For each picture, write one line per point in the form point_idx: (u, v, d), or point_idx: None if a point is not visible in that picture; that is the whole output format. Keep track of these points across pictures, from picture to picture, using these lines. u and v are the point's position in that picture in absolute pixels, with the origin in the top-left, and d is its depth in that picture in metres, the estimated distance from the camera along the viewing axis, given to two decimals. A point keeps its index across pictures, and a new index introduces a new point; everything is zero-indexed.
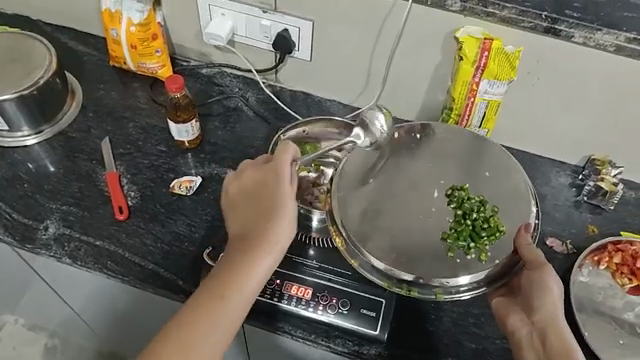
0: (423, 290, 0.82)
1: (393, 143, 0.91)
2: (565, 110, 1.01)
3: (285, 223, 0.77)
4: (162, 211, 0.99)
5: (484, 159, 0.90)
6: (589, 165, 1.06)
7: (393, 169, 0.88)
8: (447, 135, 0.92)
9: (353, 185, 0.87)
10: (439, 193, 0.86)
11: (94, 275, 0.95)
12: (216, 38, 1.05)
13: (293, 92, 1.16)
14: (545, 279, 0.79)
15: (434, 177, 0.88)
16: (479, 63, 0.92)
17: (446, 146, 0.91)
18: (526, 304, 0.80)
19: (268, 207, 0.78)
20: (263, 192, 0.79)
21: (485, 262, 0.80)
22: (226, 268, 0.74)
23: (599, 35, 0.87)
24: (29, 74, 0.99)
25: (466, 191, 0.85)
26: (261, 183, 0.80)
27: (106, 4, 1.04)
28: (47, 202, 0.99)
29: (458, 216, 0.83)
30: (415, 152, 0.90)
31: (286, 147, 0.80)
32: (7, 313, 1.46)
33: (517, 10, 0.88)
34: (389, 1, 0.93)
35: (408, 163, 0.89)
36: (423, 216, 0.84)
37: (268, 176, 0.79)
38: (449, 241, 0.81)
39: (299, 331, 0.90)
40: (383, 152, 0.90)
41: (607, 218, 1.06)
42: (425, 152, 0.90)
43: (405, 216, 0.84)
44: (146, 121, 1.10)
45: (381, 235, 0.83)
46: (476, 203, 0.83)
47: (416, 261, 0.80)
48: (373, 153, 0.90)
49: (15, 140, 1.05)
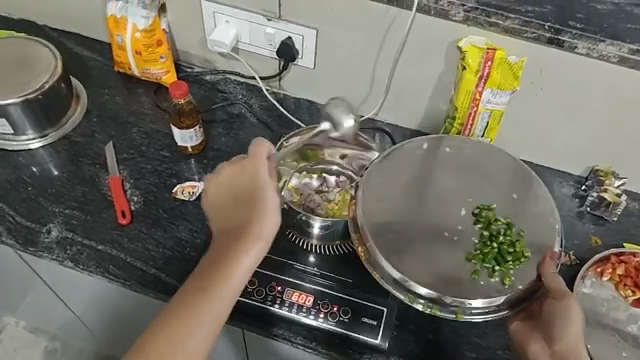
0: (444, 309, 0.79)
1: (422, 157, 0.90)
2: (569, 120, 1.01)
3: (267, 214, 0.78)
4: (164, 216, 1.00)
5: (512, 181, 0.89)
6: (592, 176, 1.06)
7: (419, 182, 0.87)
8: (474, 153, 0.91)
9: (376, 196, 0.85)
10: (465, 211, 0.85)
11: (96, 279, 0.95)
12: (220, 45, 1.06)
13: (297, 99, 1.16)
14: (568, 309, 0.76)
15: (462, 194, 0.86)
16: (482, 73, 0.92)
17: (475, 163, 0.90)
18: (548, 333, 0.77)
19: (250, 199, 0.79)
20: (243, 187, 0.81)
21: (508, 287, 0.78)
22: (211, 262, 0.74)
23: (602, 46, 0.87)
24: (35, 78, 1.00)
25: (493, 211, 0.85)
26: (239, 178, 0.81)
27: (112, 11, 1.05)
28: (50, 206, 1.00)
29: (484, 238, 0.82)
30: (441, 167, 0.89)
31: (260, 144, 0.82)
32: (8, 316, 1.46)
33: (520, 20, 0.88)
34: (392, 9, 0.94)
35: (432, 176, 0.88)
36: (449, 235, 0.82)
37: (246, 170, 0.81)
38: (474, 263, 0.80)
39: (299, 338, 0.89)
40: (406, 163, 0.89)
41: (611, 229, 1.06)
42: (451, 166, 0.89)
43: (428, 233, 0.82)
44: (150, 126, 1.11)
45: (406, 250, 0.81)
46: (503, 225, 0.82)
47: (435, 279, 0.78)
48: (397, 165, 0.89)
49: (20, 144, 1.06)
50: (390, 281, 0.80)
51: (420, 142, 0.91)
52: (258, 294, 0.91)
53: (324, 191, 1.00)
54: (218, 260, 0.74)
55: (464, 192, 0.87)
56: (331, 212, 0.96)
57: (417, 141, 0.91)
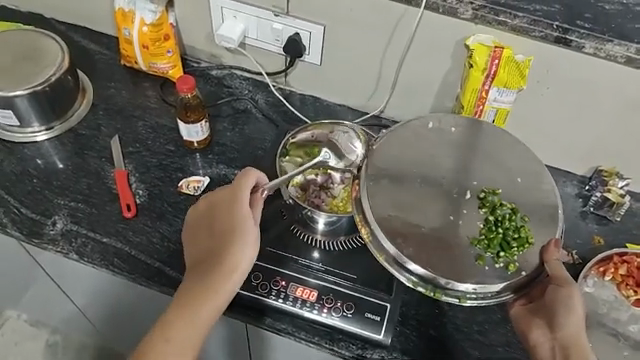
0: (448, 292, 0.78)
1: (424, 133, 0.88)
2: (573, 120, 1.01)
3: (245, 244, 0.79)
4: (169, 210, 1.00)
5: (516, 161, 0.88)
6: (596, 176, 1.07)
7: (423, 161, 0.86)
8: (478, 134, 0.89)
9: (382, 176, 0.83)
10: (471, 194, 0.83)
11: (100, 272, 0.95)
12: (228, 40, 1.06)
13: (302, 95, 1.16)
14: (571, 298, 0.79)
15: (466, 174, 0.85)
16: (489, 71, 0.92)
17: (479, 142, 0.89)
18: (550, 319, 0.81)
19: (228, 228, 0.81)
20: (222, 216, 0.82)
21: (512, 273, 0.77)
22: (189, 292, 0.78)
23: (610, 46, 0.87)
24: (42, 71, 1.00)
25: (499, 196, 0.83)
26: (222, 207, 0.82)
27: (120, 4, 1.05)
28: (55, 198, 1.00)
29: (489, 223, 0.80)
30: (447, 145, 0.88)
31: (248, 174, 0.83)
32: (9, 309, 1.46)
33: (529, 19, 0.88)
34: (400, 7, 0.94)
35: (436, 157, 0.86)
36: (454, 218, 0.81)
37: (227, 199, 0.82)
38: (478, 248, 0.79)
39: (302, 333, 0.90)
40: (413, 143, 0.87)
41: (613, 229, 1.06)
42: (456, 146, 0.88)
43: (431, 216, 0.81)
44: (156, 120, 1.11)
45: (409, 231, 0.79)
46: (509, 211, 0.81)
47: (438, 259, 0.78)
48: (400, 145, 0.87)
49: (26, 136, 1.06)
50: (393, 264, 0.79)
51: (426, 122, 0.90)
52: (262, 288, 0.91)
53: (329, 187, 0.98)
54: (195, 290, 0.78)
55: (469, 174, 0.85)
56: (336, 208, 0.95)
57: (422, 120, 0.90)
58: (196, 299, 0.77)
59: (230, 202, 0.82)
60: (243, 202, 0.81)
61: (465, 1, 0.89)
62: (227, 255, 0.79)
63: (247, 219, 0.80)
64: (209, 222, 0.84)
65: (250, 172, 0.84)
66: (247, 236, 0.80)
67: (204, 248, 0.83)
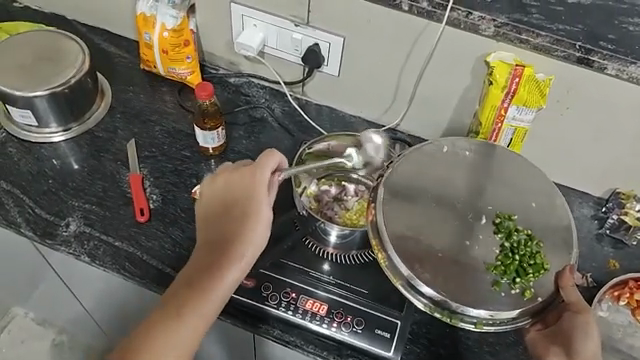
0: (465, 319, 0.77)
1: (439, 155, 0.87)
2: (592, 141, 1.00)
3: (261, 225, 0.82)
4: (182, 216, 1.00)
5: (534, 187, 0.87)
6: (613, 197, 1.05)
7: (441, 183, 0.85)
8: (490, 157, 0.89)
9: (396, 196, 0.82)
10: (486, 219, 0.82)
11: (111, 275, 0.95)
12: (247, 48, 1.06)
13: (319, 105, 1.16)
14: (588, 323, 0.78)
15: (481, 200, 0.84)
16: (509, 89, 0.92)
17: (497, 165, 0.88)
18: (567, 346, 0.79)
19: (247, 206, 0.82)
20: (236, 197, 0.84)
21: (529, 299, 0.77)
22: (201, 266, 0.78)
23: (632, 68, 0.86)
24: (62, 71, 1.01)
25: (514, 221, 0.82)
26: (243, 183, 0.84)
27: (142, 9, 1.06)
28: (70, 200, 1.00)
29: (506, 249, 0.79)
30: (463, 168, 0.87)
31: (271, 156, 0.85)
32: (17, 306, 1.46)
33: (551, 38, 0.88)
34: (422, 21, 0.93)
35: (452, 181, 0.85)
36: (468, 243, 0.80)
37: (243, 182, 0.84)
38: (495, 274, 0.78)
39: (310, 347, 0.89)
40: (426, 165, 0.86)
41: (629, 253, 1.04)
42: (474, 170, 0.87)
43: (441, 238, 0.80)
44: (173, 125, 1.11)
45: (425, 256, 0.78)
46: (525, 236, 0.81)
47: (455, 286, 0.77)
48: (419, 166, 0.86)
49: (43, 136, 1.07)
50: (408, 286, 0.78)
51: (438, 144, 0.88)
52: (272, 299, 0.90)
53: (344, 199, 0.99)
54: (207, 265, 0.78)
55: (485, 197, 0.84)
56: (349, 222, 0.95)
57: (437, 142, 0.89)
58: (210, 275, 0.77)
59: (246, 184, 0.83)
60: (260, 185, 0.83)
61: (487, 18, 0.88)
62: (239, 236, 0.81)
63: (263, 205, 0.82)
64: (223, 200, 0.84)
65: (273, 154, 0.85)
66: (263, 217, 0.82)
67: (214, 226, 0.83)
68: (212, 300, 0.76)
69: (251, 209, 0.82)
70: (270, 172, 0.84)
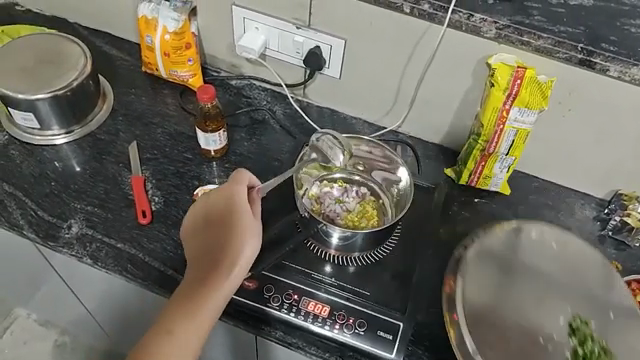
0: None
1: (534, 249, 0.86)
2: (594, 143, 1.00)
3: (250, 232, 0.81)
4: (184, 218, 1.00)
5: (611, 298, 0.82)
6: (616, 199, 1.05)
7: (521, 273, 0.83)
8: (574, 254, 0.85)
9: (479, 261, 0.84)
10: (564, 320, 0.79)
11: (113, 277, 0.95)
12: (249, 51, 1.06)
13: (320, 107, 1.16)
14: None
15: (558, 298, 0.81)
16: (511, 91, 0.91)
17: (580, 260, 0.85)
18: None
19: (229, 220, 0.82)
20: (219, 210, 0.84)
21: None
22: (193, 280, 0.78)
23: (635, 70, 0.86)
24: (64, 74, 1.01)
25: (590, 328, 0.78)
26: (221, 201, 0.84)
27: (143, 12, 1.06)
28: (72, 202, 1.00)
29: (577, 355, 0.75)
30: (545, 263, 0.84)
31: (242, 174, 0.86)
32: (20, 308, 1.46)
33: (553, 40, 0.88)
34: (423, 23, 0.94)
35: (536, 318, 0.79)
36: (543, 339, 0.77)
37: (223, 196, 0.84)
38: None
39: (312, 348, 0.89)
40: (498, 245, 0.86)
41: (632, 255, 1.04)
42: (556, 270, 0.84)
43: (518, 323, 0.78)
44: (175, 128, 1.11)
45: (495, 340, 0.77)
46: (599, 348, 0.76)
47: None
48: (506, 256, 0.85)
49: (45, 138, 1.07)
50: None
51: (525, 229, 0.87)
52: (274, 301, 0.90)
53: (345, 201, 0.99)
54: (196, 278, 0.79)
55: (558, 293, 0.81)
56: (351, 223, 0.96)
57: (527, 226, 0.88)
58: (202, 287, 0.77)
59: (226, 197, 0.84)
60: (238, 197, 0.83)
61: (489, 20, 0.89)
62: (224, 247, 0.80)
63: (243, 213, 0.82)
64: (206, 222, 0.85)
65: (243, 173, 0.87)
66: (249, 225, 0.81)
67: (202, 246, 0.84)
68: (208, 310, 0.75)
69: (235, 219, 0.81)
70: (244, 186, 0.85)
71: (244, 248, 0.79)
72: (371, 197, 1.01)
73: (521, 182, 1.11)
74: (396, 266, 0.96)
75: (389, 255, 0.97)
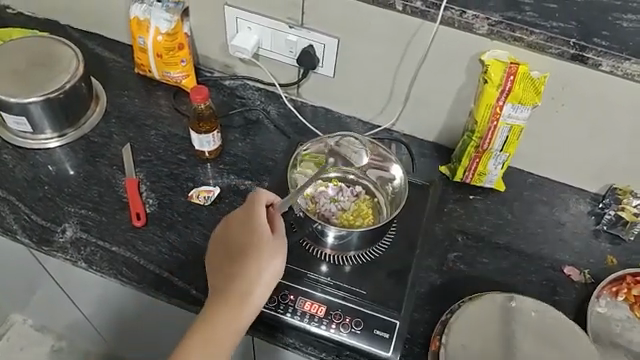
0: None
1: (511, 315, 0.85)
2: (588, 138, 1.00)
3: (271, 258, 0.81)
4: (178, 219, 0.99)
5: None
6: (610, 193, 1.05)
7: (502, 338, 0.83)
8: (555, 323, 0.84)
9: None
10: None
11: (108, 280, 0.95)
12: (241, 50, 1.06)
13: (314, 107, 1.16)
14: None
15: None
16: (504, 87, 0.91)
17: (559, 328, 0.84)
18: None
19: (250, 243, 0.82)
20: (240, 230, 0.84)
21: None
22: (214, 302, 0.80)
23: (627, 64, 0.86)
24: (56, 77, 1.01)
25: None
26: (243, 222, 0.84)
27: (135, 13, 1.05)
28: (66, 206, 1.00)
29: None
30: (527, 329, 0.84)
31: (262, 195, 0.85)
32: (16, 313, 1.46)
33: (546, 36, 0.88)
34: (415, 20, 0.93)
35: None
36: None
37: (244, 217, 0.84)
38: None
39: (309, 348, 0.89)
40: (480, 322, 0.84)
41: (627, 249, 1.04)
42: (533, 336, 0.83)
43: None
44: (168, 129, 1.11)
45: None
46: None
47: None
48: (483, 325, 0.84)
49: (38, 142, 1.06)
50: None
51: (508, 298, 0.87)
52: (270, 302, 0.90)
53: (340, 200, 0.99)
54: (218, 299, 0.80)
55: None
56: (347, 223, 0.96)
57: (507, 294, 0.87)
58: (226, 308, 0.79)
59: (248, 217, 0.84)
60: (261, 217, 0.83)
61: (481, 16, 0.88)
62: (247, 267, 0.81)
63: (267, 234, 0.82)
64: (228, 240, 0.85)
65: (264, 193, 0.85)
66: (271, 250, 0.82)
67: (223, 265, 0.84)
68: (228, 334, 0.78)
69: (258, 240, 0.82)
70: (266, 207, 0.84)
71: (270, 270, 0.81)
72: (366, 196, 1.00)
73: (516, 178, 1.11)
74: (392, 264, 0.96)
75: (385, 253, 0.97)
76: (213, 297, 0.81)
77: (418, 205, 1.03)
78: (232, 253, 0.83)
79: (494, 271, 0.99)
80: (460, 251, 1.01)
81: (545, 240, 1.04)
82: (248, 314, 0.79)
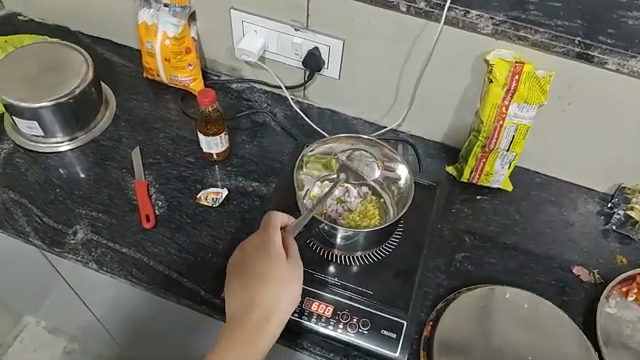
0: None
1: (503, 304, 0.91)
2: (595, 138, 1.00)
3: (287, 283, 0.82)
4: (187, 221, 1.00)
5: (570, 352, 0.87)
6: (619, 192, 1.05)
7: (494, 325, 0.89)
8: (547, 315, 0.90)
9: (443, 349, 0.87)
10: None
11: (118, 281, 0.96)
12: (248, 53, 1.07)
13: (321, 109, 1.17)
14: None
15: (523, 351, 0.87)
16: (509, 86, 0.92)
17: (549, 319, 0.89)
18: None
19: (266, 268, 0.82)
20: (255, 255, 0.84)
21: None
22: (231, 329, 0.80)
23: (633, 62, 0.86)
24: (66, 82, 1.03)
25: None
26: (258, 247, 0.85)
27: (143, 18, 1.07)
28: (77, 208, 1.01)
29: None
30: (517, 317, 0.90)
31: (277, 219, 0.86)
32: (29, 315, 1.48)
33: (550, 34, 0.88)
34: (420, 21, 0.94)
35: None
36: None
37: (259, 241, 0.85)
38: None
39: (317, 348, 0.89)
40: (475, 312, 0.90)
41: (637, 249, 1.03)
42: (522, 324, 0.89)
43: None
44: (177, 132, 1.12)
45: None
46: None
47: None
48: (476, 314, 0.90)
49: (49, 146, 1.08)
50: None
51: (502, 291, 0.92)
52: None
53: (347, 200, 0.99)
54: (234, 326, 0.80)
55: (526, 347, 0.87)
56: (353, 223, 0.96)
57: (501, 287, 0.92)
58: (244, 335, 0.79)
59: (263, 242, 0.84)
60: (277, 242, 0.84)
61: (485, 16, 0.89)
62: (263, 292, 0.81)
63: (282, 259, 0.83)
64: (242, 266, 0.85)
65: (278, 218, 0.87)
66: (286, 275, 0.82)
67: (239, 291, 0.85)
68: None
69: (274, 265, 0.82)
70: (280, 231, 0.85)
71: (286, 294, 0.81)
72: (373, 196, 1.01)
73: (523, 177, 1.11)
74: (399, 264, 0.96)
75: (392, 253, 0.97)
76: (229, 324, 0.81)
77: (425, 206, 1.04)
78: (247, 278, 0.83)
79: (502, 271, 0.99)
80: (468, 251, 1.01)
81: (553, 240, 1.04)
82: (266, 340, 0.79)
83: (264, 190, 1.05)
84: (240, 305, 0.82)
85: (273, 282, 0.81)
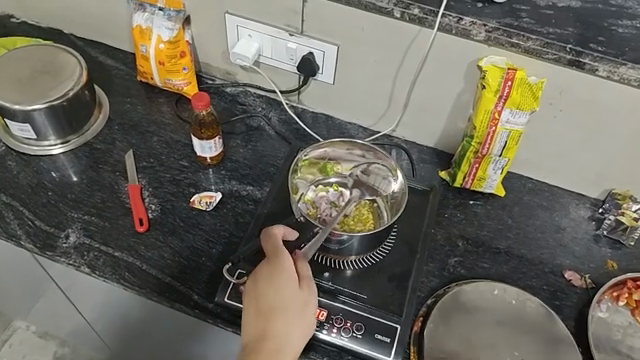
0: None
1: (490, 300, 0.93)
2: (586, 144, 1.01)
3: (302, 311, 0.79)
4: (180, 225, 1.00)
5: (554, 346, 0.89)
6: (610, 198, 1.07)
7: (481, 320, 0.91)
8: (533, 312, 0.92)
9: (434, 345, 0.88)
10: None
11: (111, 285, 0.96)
12: (242, 58, 1.07)
13: (315, 113, 1.17)
14: None
15: (509, 345, 0.89)
16: (502, 92, 0.92)
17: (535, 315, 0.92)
18: None
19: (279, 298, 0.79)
20: (264, 284, 0.80)
21: None
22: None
23: (623, 69, 0.87)
24: (60, 84, 1.02)
25: None
26: (268, 273, 0.81)
27: (138, 21, 1.07)
28: (69, 211, 1.01)
29: None
30: (505, 311, 0.92)
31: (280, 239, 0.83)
32: (19, 319, 1.46)
33: (542, 42, 0.89)
34: (413, 27, 0.95)
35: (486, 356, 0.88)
36: None
37: (268, 268, 0.81)
38: None
39: (311, 353, 0.89)
40: (464, 308, 0.92)
41: (628, 254, 1.04)
42: (508, 318, 0.92)
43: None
44: (171, 136, 1.12)
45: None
46: None
47: None
48: (465, 307, 0.92)
49: (42, 149, 1.08)
50: None
51: (491, 287, 0.95)
52: None
53: (341, 205, 0.99)
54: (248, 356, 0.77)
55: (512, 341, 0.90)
56: (347, 227, 0.96)
57: (490, 284, 0.95)
58: None
59: (273, 269, 0.80)
60: (287, 269, 0.80)
61: (478, 23, 0.90)
62: (277, 322, 0.78)
63: (294, 285, 0.80)
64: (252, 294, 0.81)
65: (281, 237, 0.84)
66: (300, 303, 0.79)
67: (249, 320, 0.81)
68: None
69: (286, 295, 0.79)
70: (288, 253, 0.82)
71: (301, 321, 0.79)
72: (367, 201, 1.00)
73: (515, 183, 1.12)
74: (392, 268, 0.97)
75: (385, 257, 0.98)
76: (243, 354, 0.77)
77: (418, 210, 1.04)
78: (258, 309, 0.80)
79: (494, 276, 1.00)
80: (461, 255, 1.02)
81: (545, 245, 1.05)
82: None
83: (258, 194, 1.05)
84: (253, 337, 0.78)
85: (286, 313, 0.78)
